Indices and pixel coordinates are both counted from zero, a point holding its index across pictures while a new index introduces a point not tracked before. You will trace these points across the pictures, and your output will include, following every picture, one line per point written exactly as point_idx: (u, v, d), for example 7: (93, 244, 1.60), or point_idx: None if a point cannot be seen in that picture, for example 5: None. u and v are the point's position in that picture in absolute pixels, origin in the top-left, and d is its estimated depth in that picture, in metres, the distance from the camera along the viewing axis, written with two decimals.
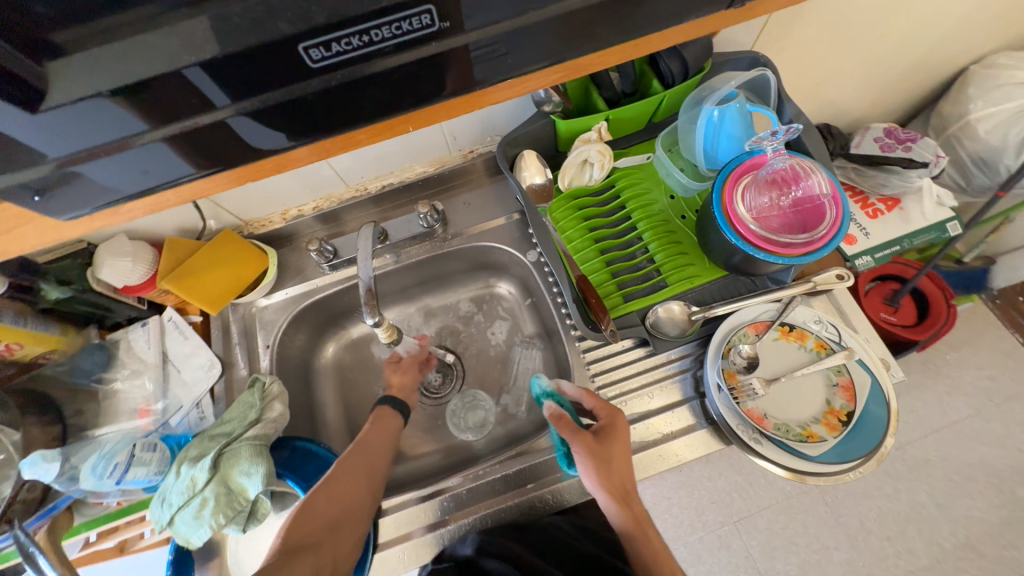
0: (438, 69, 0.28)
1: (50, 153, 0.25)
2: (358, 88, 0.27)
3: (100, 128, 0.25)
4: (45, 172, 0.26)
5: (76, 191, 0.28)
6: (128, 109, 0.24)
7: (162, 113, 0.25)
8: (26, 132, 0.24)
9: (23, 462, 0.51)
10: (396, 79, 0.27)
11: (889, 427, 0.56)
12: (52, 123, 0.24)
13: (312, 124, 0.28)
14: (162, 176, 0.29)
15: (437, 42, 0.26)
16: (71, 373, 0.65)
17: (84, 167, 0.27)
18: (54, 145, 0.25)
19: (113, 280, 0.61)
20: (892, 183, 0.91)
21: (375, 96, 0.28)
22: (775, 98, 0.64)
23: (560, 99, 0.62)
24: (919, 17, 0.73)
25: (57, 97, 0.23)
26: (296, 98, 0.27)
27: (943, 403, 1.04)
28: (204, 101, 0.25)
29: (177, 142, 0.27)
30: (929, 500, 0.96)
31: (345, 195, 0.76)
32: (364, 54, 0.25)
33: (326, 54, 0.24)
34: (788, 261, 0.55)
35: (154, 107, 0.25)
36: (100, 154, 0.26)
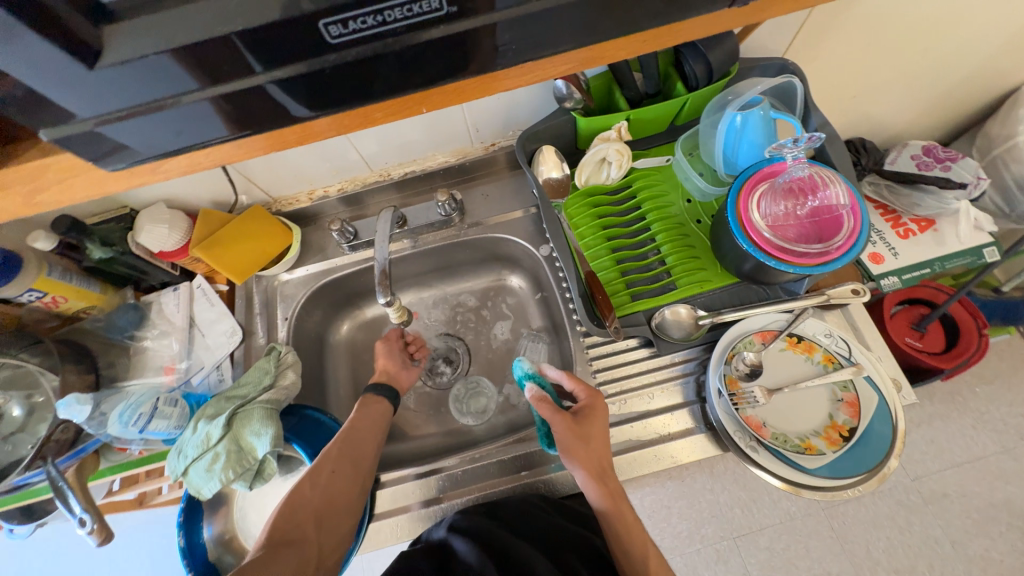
0: (450, 51, 0.29)
1: (89, 110, 0.27)
2: (372, 65, 0.28)
3: (142, 90, 0.26)
4: (83, 131, 0.28)
5: (118, 149, 0.30)
6: (169, 75, 0.26)
7: (199, 79, 0.27)
8: (77, 90, 0.25)
9: (59, 403, 0.54)
10: (406, 58, 0.28)
11: (893, 447, 0.55)
12: (99, 81, 0.25)
13: (328, 97, 0.30)
14: (193, 138, 0.31)
15: (446, 25, 0.27)
16: (108, 328, 0.71)
17: (118, 126, 0.28)
18: (101, 103, 0.27)
19: (151, 245, 0.66)
20: (926, 204, 0.88)
21: (387, 74, 0.29)
22: (801, 106, 0.64)
23: (581, 96, 0.63)
24: (967, 31, 0.70)
25: (108, 58, 0.25)
26: (315, 71, 0.28)
27: (967, 437, 1.00)
28: (237, 71, 0.27)
29: (211, 108, 0.29)
30: (943, 536, 0.92)
31: (369, 179, 0.79)
32: (377, 33, 0.26)
33: (343, 31, 0.26)
34: (800, 271, 0.55)
35: (192, 73, 0.26)
36: (132, 115, 0.28)
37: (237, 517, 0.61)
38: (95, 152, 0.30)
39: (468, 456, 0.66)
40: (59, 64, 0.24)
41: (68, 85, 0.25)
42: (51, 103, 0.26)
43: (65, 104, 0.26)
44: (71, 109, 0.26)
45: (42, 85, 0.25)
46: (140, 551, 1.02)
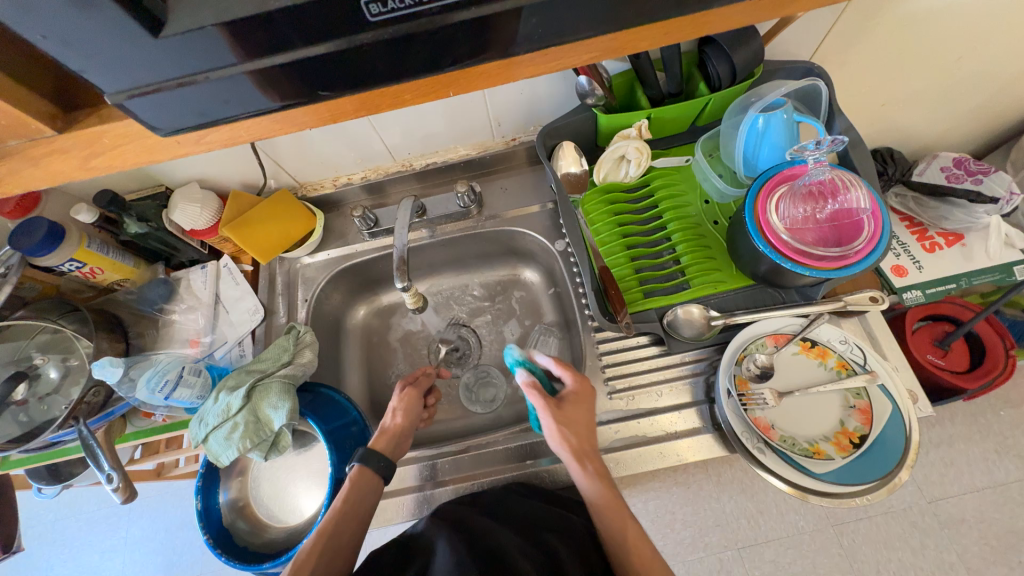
0: (480, 32, 0.30)
1: (144, 79, 0.29)
2: (406, 43, 0.29)
3: (195, 59, 0.28)
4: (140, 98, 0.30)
5: (168, 116, 0.32)
6: (221, 47, 0.28)
7: (246, 50, 0.28)
8: (136, 57, 0.27)
9: (94, 364, 0.57)
10: (438, 38, 0.30)
11: (906, 458, 0.53)
12: (158, 49, 0.27)
13: (363, 76, 0.32)
14: (236, 108, 0.33)
15: (477, 8, 0.28)
16: (140, 301, 0.75)
17: (169, 95, 0.30)
18: (157, 71, 0.28)
19: (183, 223, 0.68)
20: (955, 217, 0.87)
21: (420, 53, 0.31)
22: (826, 110, 0.63)
23: (603, 92, 0.62)
24: (1005, 41, 0.68)
25: (170, 28, 0.26)
26: (353, 48, 0.29)
27: (989, 462, 0.96)
28: (281, 45, 0.28)
29: (256, 79, 0.30)
30: (959, 562, 0.89)
31: (392, 168, 0.81)
32: (413, 13, 0.28)
33: (382, 9, 0.27)
34: (818, 274, 0.55)
35: (242, 45, 0.28)
36: (181, 84, 0.29)
37: (252, 486, 0.65)
38: (148, 118, 0.32)
39: (474, 443, 0.68)
40: (125, 32, 0.26)
41: (130, 51, 0.27)
42: (112, 69, 0.28)
43: (124, 71, 0.28)
44: (132, 77, 0.28)
45: (107, 51, 0.26)
46: (158, 521, 1.06)
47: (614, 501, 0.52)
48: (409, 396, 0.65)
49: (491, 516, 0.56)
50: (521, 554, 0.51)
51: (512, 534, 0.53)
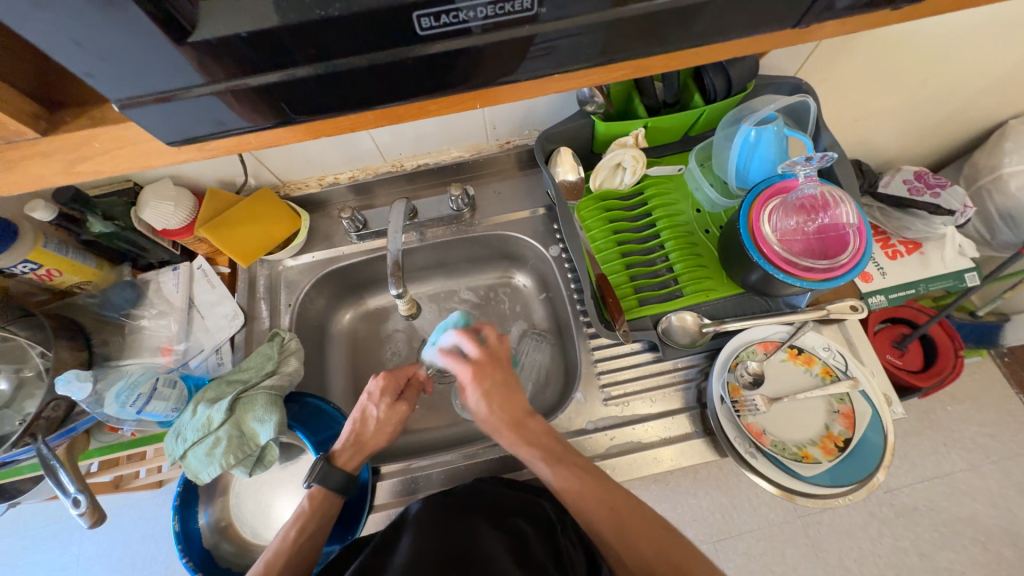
0: (525, 48, 0.29)
1: (163, 83, 0.27)
2: (451, 58, 0.29)
3: (223, 65, 0.26)
4: (154, 101, 0.28)
5: (181, 125, 0.30)
6: (256, 56, 0.26)
7: (278, 61, 0.27)
8: (158, 58, 0.25)
9: (58, 379, 0.53)
10: (483, 54, 0.29)
11: (883, 460, 0.57)
12: (185, 55, 0.25)
13: (395, 90, 0.30)
14: (256, 116, 0.31)
15: (530, 26, 0.28)
16: (103, 305, 0.69)
17: (188, 100, 0.28)
18: (176, 78, 0.27)
19: (154, 222, 0.64)
20: (915, 228, 0.91)
21: (463, 68, 0.30)
22: (813, 125, 0.66)
23: (603, 100, 0.64)
24: (969, 67, 0.73)
25: (201, 34, 0.25)
26: (395, 62, 0.28)
27: (938, 454, 1.02)
28: (318, 54, 0.27)
29: (282, 90, 0.29)
30: (911, 548, 0.94)
31: (381, 169, 0.78)
32: (464, 28, 0.27)
33: (434, 23, 0.26)
34: (807, 285, 0.57)
35: (273, 53, 0.26)
36: (202, 86, 0.27)
37: (234, 503, 0.62)
38: (157, 127, 0.30)
39: (466, 452, 0.67)
40: (147, 37, 0.24)
41: (157, 59, 0.25)
42: (129, 74, 0.26)
43: (142, 72, 0.26)
44: (149, 82, 0.26)
45: (133, 60, 0.25)
46: (115, 536, 0.99)
47: (538, 463, 0.56)
48: (401, 413, 0.63)
49: (468, 512, 0.55)
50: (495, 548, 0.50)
51: (489, 530, 0.52)
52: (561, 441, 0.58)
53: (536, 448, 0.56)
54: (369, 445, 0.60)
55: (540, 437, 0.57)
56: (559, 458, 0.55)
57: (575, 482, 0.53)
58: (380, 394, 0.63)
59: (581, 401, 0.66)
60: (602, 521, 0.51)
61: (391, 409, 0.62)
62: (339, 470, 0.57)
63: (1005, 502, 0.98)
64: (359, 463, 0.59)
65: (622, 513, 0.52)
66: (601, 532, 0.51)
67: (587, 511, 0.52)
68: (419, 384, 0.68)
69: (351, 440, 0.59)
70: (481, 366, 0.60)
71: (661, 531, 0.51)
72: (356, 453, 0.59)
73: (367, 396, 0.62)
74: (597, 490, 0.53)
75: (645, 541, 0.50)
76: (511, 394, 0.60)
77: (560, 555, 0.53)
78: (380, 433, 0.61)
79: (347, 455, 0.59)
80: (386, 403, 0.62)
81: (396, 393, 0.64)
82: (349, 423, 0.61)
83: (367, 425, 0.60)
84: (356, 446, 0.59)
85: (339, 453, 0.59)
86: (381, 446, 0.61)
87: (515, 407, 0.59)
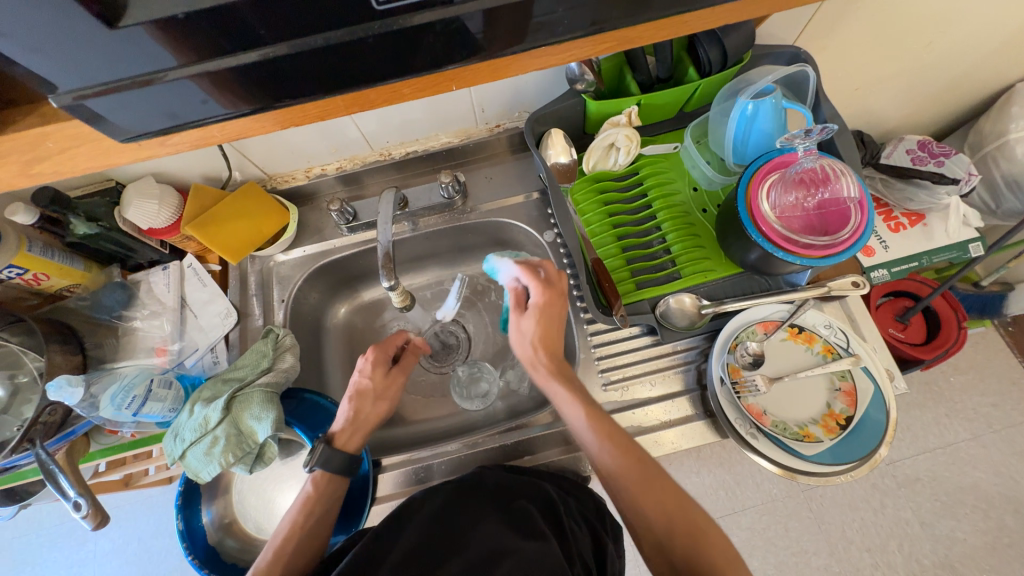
0: (495, 21, 0.27)
1: (110, 74, 0.25)
2: (413, 36, 0.27)
3: (167, 51, 0.25)
4: (105, 94, 0.26)
5: (136, 116, 0.28)
6: (208, 40, 0.25)
7: (234, 41, 0.25)
8: (102, 46, 0.24)
9: (49, 385, 0.52)
10: (451, 29, 0.27)
11: (885, 437, 0.56)
12: (126, 42, 0.24)
13: (365, 71, 0.29)
14: (219, 107, 0.30)
15: None
16: (94, 308, 0.67)
17: (140, 91, 0.27)
18: (118, 68, 0.25)
19: (139, 221, 0.62)
20: (918, 198, 0.88)
21: (430, 46, 0.28)
22: (812, 96, 0.63)
23: (594, 77, 0.61)
24: (973, 29, 0.70)
25: (137, 17, 0.23)
26: (356, 41, 0.27)
27: (940, 425, 1.02)
28: (274, 35, 0.25)
29: (240, 76, 0.27)
30: (914, 517, 0.95)
31: (369, 158, 0.76)
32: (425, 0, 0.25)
33: None
34: (807, 262, 0.55)
35: (224, 35, 0.25)
36: (155, 79, 0.26)
37: (236, 501, 0.62)
38: (111, 119, 0.28)
39: (466, 442, 0.67)
40: (78, 20, 0.22)
41: (94, 45, 0.24)
42: (72, 65, 0.24)
43: (87, 62, 0.24)
44: (92, 72, 0.25)
45: (74, 48, 0.24)
46: (128, 532, 1.00)
47: (571, 402, 0.53)
48: (396, 382, 0.63)
49: (474, 498, 0.55)
50: (499, 525, 0.50)
51: (494, 514, 0.52)
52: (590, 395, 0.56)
53: (571, 386, 0.54)
54: (368, 420, 0.59)
55: (578, 382, 0.56)
56: (592, 404, 0.53)
57: (609, 436, 0.51)
58: (370, 366, 0.62)
59: None
60: (627, 483, 0.49)
61: (385, 377, 0.62)
62: (339, 451, 0.56)
63: (1007, 470, 0.99)
64: (359, 440, 0.58)
65: (651, 473, 0.49)
66: (628, 488, 0.49)
67: (615, 473, 0.50)
68: (412, 350, 0.68)
69: (350, 419, 0.58)
70: (552, 296, 0.59)
71: (681, 499, 0.49)
72: (356, 432, 0.58)
73: (359, 372, 0.62)
74: (626, 449, 0.50)
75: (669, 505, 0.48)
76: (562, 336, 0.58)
77: (565, 535, 0.53)
78: (377, 408, 0.60)
79: (347, 433, 0.57)
80: (379, 376, 0.62)
81: (387, 364, 0.63)
82: (346, 403, 0.60)
83: (364, 401, 0.60)
84: (356, 424, 0.58)
85: (339, 434, 0.58)
86: (381, 419, 0.60)
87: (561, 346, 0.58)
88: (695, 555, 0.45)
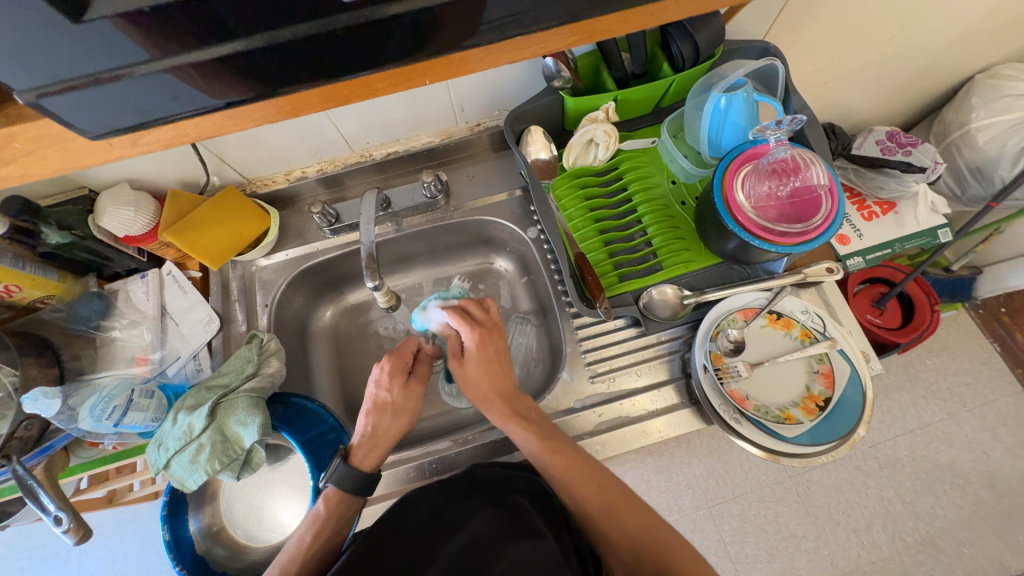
0: (463, 13, 0.28)
1: (74, 70, 0.25)
2: (384, 29, 0.27)
3: (134, 46, 0.25)
4: (70, 92, 0.26)
5: (102, 115, 0.28)
6: (173, 33, 0.25)
7: (203, 36, 0.26)
8: (65, 42, 0.24)
9: (24, 398, 0.51)
10: (419, 22, 0.28)
11: (862, 416, 0.58)
12: (91, 36, 0.24)
13: (336, 64, 0.29)
14: (190, 103, 0.29)
15: None
16: (70, 319, 0.66)
17: (108, 88, 0.27)
18: (83, 63, 0.25)
19: (115, 229, 0.61)
20: (888, 186, 0.91)
21: (400, 38, 0.28)
22: (782, 89, 0.65)
23: (570, 75, 0.61)
24: (932, 22, 0.73)
25: (101, 10, 0.23)
26: (323, 34, 0.27)
27: (918, 406, 1.05)
28: (242, 29, 0.26)
29: (210, 71, 0.27)
30: (896, 497, 0.98)
31: (349, 159, 0.76)
32: None
33: None
34: (782, 250, 0.57)
35: (193, 28, 0.25)
36: (122, 75, 0.26)
37: (224, 508, 0.62)
38: (75, 119, 0.28)
39: (458, 439, 0.67)
40: (42, 17, 0.22)
41: (55, 40, 0.23)
42: (33, 61, 0.24)
43: (49, 59, 0.24)
44: (56, 69, 0.25)
45: (32, 47, 0.23)
46: (114, 550, 0.98)
47: (525, 435, 0.56)
48: (414, 392, 0.61)
49: (464, 493, 0.55)
50: (487, 521, 0.50)
51: (486, 508, 0.52)
52: (546, 419, 0.59)
53: (526, 421, 0.57)
54: (385, 437, 0.57)
55: (530, 413, 0.58)
56: (546, 434, 0.56)
57: (566, 461, 0.54)
58: (388, 378, 0.61)
59: (567, 379, 0.67)
60: (590, 499, 0.52)
61: (403, 389, 0.60)
62: (355, 472, 0.54)
63: (982, 446, 1.02)
64: (377, 459, 0.57)
65: (610, 491, 0.53)
66: (588, 509, 0.52)
67: (575, 489, 0.52)
68: (428, 356, 0.66)
69: (366, 436, 0.56)
70: (487, 334, 0.61)
71: (648, 518, 0.51)
72: (372, 450, 0.57)
73: (375, 384, 0.60)
74: (585, 469, 0.53)
75: (633, 520, 0.51)
76: (506, 366, 0.61)
77: (558, 525, 0.54)
78: (396, 423, 0.59)
79: (363, 453, 0.56)
80: (397, 386, 0.60)
81: (404, 372, 0.62)
82: (365, 418, 0.59)
83: (383, 415, 0.58)
84: (372, 442, 0.57)
85: (356, 452, 0.56)
86: (397, 436, 0.58)
87: (505, 379, 0.60)
88: (668, 561, 0.47)
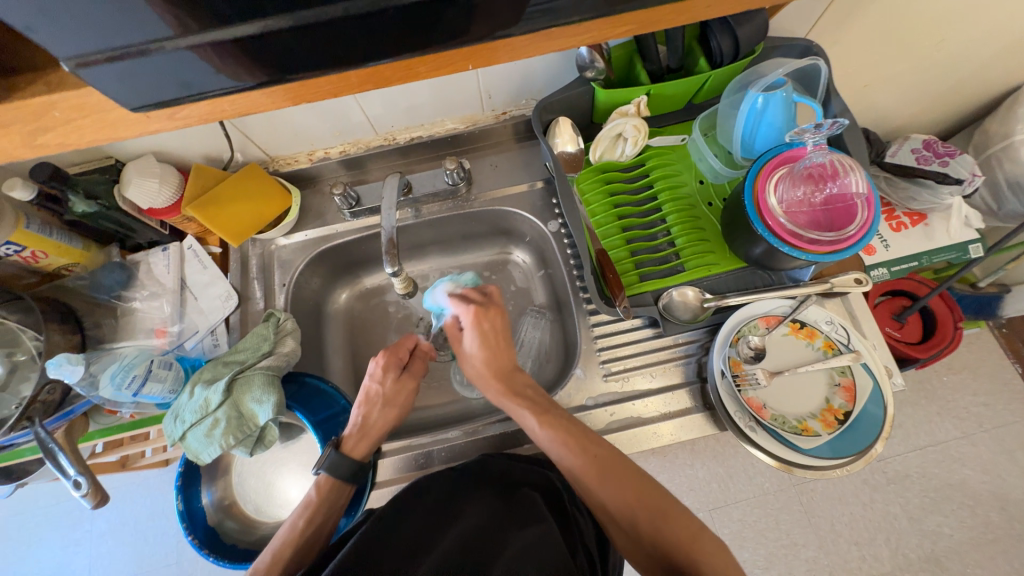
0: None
1: (120, 40, 0.25)
2: (436, 9, 0.27)
3: (183, 15, 0.24)
4: (116, 62, 0.26)
5: (143, 87, 0.28)
6: (224, 7, 0.24)
7: (250, 10, 0.25)
8: (114, 10, 0.23)
9: (49, 362, 0.52)
10: (472, 4, 0.27)
11: (882, 432, 0.57)
12: (141, 5, 0.23)
13: (383, 44, 0.28)
14: (232, 79, 0.29)
15: None
16: (93, 287, 0.67)
17: (154, 59, 0.26)
18: (130, 32, 0.25)
19: (140, 200, 0.62)
20: (920, 198, 0.87)
21: (451, 21, 0.28)
22: (823, 91, 0.63)
23: (604, 65, 0.59)
24: (986, 27, 0.70)
25: None
26: (374, 13, 0.26)
27: (932, 423, 1.03)
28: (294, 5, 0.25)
29: (256, 45, 0.27)
30: (902, 513, 0.96)
31: (373, 142, 0.75)
32: None
33: None
34: (812, 258, 0.55)
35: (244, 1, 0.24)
36: (168, 45, 0.26)
37: (236, 482, 0.63)
38: (117, 89, 0.28)
39: (467, 429, 0.67)
40: None
41: (105, 6, 0.23)
42: (83, 29, 0.24)
43: (98, 27, 0.24)
44: (104, 37, 0.24)
45: (85, 15, 0.23)
46: (124, 513, 1.00)
47: (525, 413, 0.56)
48: (406, 390, 0.61)
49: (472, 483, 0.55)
50: (492, 515, 0.50)
51: (491, 496, 0.53)
52: (544, 396, 0.58)
53: (523, 399, 0.57)
54: (375, 427, 0.58)
55: (528, 391, 0.58)
56: (545, 409, 0.56)
57: (562, 441, 0.53)
58: (382, 371, 0.61)
59: (581, 377, 0.66)
60: (587, 473, 0.51)
61: (396, 383, 0.61)
62: (347, 459, 0.55)
63: (996, 468, 1.00)
64: (367, 448, 0.57)
65: (604, 461, 0.51)
66: (585, 480, 0.51)
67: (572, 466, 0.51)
68: (424, 353, 0.66)
69: (357, 426, 0.57)
70: (484, 311, 0.62)
71: (646, 487, 0.50)
72: (362, 440, 0.57)
73: (370, 377, 0.61)
74: (579, 440, 0.53)
75: (627, 487, 0.49)
76: (506, 344, 0.61)
77: (567, 524, 0.54)
78: (386, 415, 0.60)
79: (354, 442, 0.57)
80: (390, 380, 0.61)
81: (398, 368, 0.62)
82: (358, 409, 0.59)
83: (374, 407, 0.59)
84: (362, 432, 0.58)
85: (347, 441, 0.57)
86: (387, 427, 0.59)
87: (505, 357, 0.60)
88: (662, 532, 0.46)
